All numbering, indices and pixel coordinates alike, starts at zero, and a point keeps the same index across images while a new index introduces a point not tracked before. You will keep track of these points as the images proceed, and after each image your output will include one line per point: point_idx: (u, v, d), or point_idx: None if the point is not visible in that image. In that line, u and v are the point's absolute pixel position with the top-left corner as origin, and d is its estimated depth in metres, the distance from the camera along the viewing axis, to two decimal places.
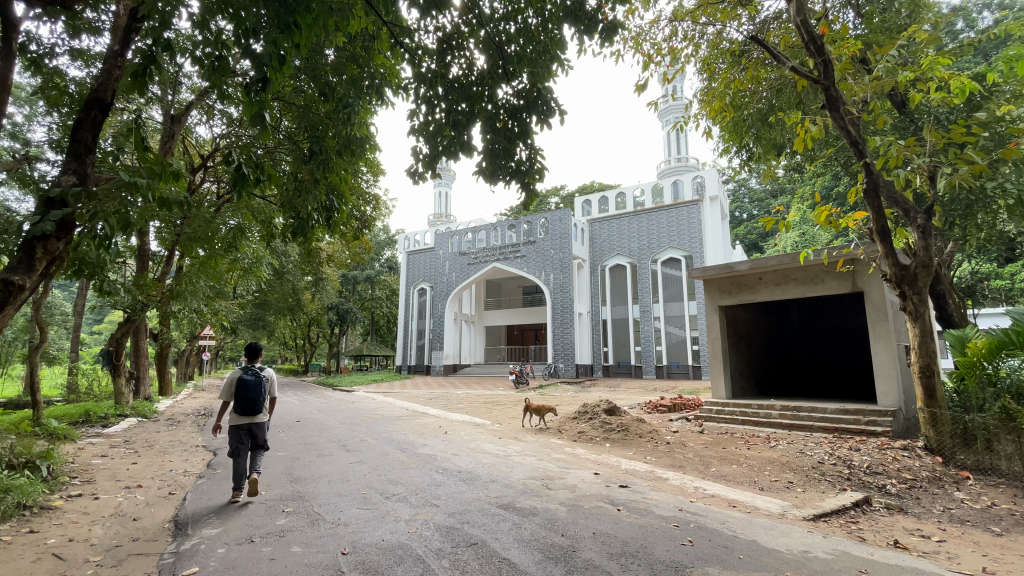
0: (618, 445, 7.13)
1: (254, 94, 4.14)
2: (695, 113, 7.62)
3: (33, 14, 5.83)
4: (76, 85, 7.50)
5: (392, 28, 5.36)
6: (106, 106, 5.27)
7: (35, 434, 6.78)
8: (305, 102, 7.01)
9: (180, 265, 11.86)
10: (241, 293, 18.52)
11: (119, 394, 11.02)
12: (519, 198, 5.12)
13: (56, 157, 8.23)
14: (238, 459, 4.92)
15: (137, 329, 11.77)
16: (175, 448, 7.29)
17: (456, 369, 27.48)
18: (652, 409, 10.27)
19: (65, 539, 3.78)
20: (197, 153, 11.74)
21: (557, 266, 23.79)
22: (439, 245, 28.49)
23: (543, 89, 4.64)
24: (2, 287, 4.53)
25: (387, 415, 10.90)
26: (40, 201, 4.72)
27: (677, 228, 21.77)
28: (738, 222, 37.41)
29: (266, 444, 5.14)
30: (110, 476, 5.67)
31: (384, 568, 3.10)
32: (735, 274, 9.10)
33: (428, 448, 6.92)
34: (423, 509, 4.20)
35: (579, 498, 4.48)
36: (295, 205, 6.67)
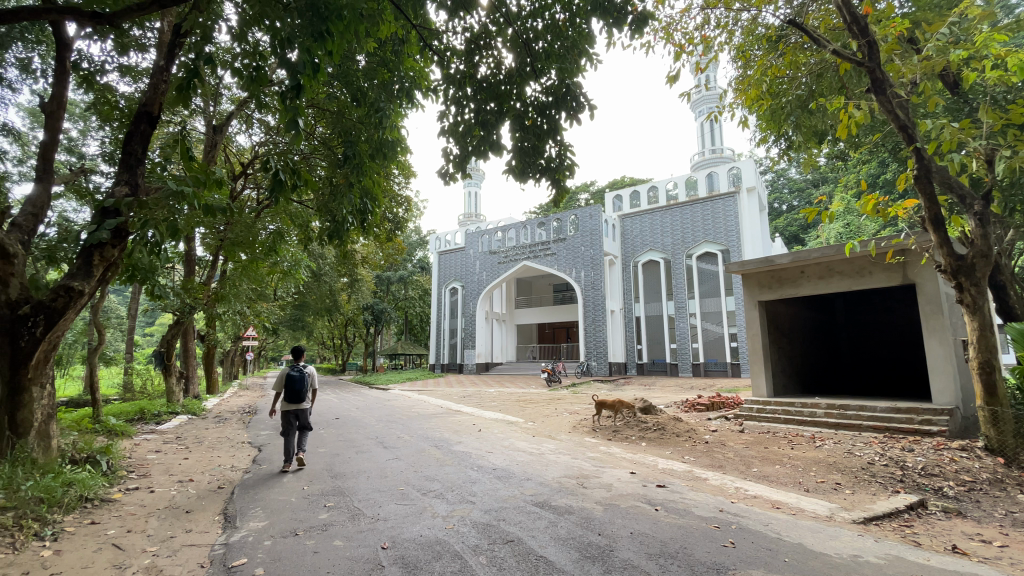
0: (654, 445, 7.00)
1: (289, 101, 4.29)
2: (730, 102, 7.39)
3: (85, 33, 6.19)
4: (125, 99, 7.90)
5: (422, 31, 5.41)
6: (155, 119, 5.59)
7: (96, 431, 7.22)
8: (337, 108, 7.18)
9: (223, 269, 12.36)
10: (281, 295, 19.18)
11: (171, 393, 11.59)
12: (549, 196, 5.09)
13: (109, 168, 8.70)
14: (286, 438, 5.67)
15: (186, 331, 12.34)
16: (223, 444, 7.62)
17: (488, 368, 27.61)
18: (690, 407, 10.04)
19: (124, 530, 4.00)
20: (238, 161, 12.18)
21: (588, 263, 23.58)
22: (470, 245, 28.70)
23: (572, 85, 4.62)
24: (64, 292, 4.87)
25: (421, 413, 11.02)
26: (97, 211, 5.09)
27: (712, 221, 21.23)
28: (777, 214, 36.22)
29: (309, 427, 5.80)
30: (162, 471, 5.97)
31: (422, 564, 3.14)
32: (775, 268, 8.80)
33: (463, 445, 6.99)
34: (459, 506, 4.24)
35: (616, 497, 4.43)
36: (331, 208, 6.80)
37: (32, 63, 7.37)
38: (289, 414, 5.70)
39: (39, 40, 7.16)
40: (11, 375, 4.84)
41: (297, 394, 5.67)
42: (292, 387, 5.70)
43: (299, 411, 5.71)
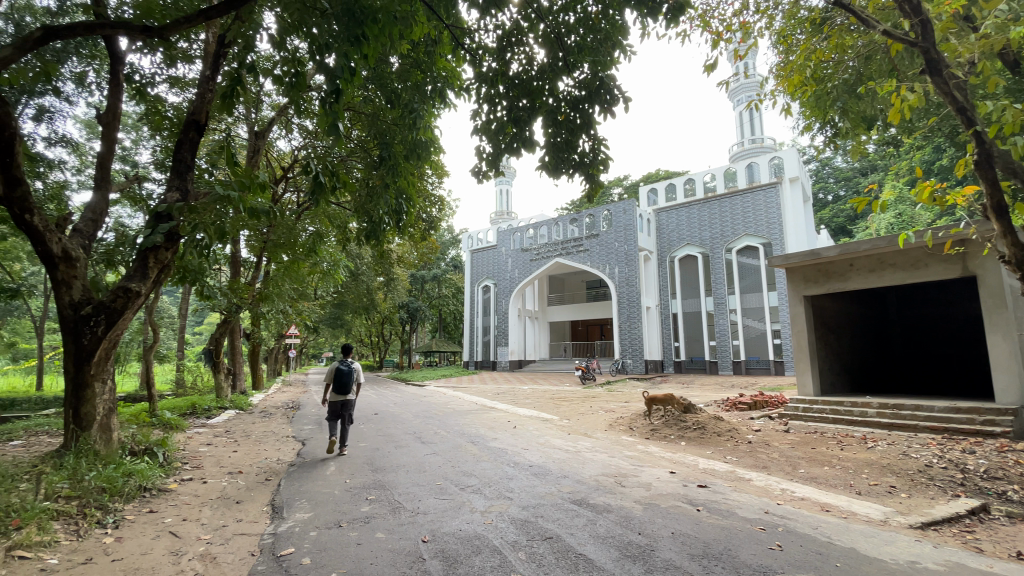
0: (694, 444, 6.85)
1: (328, 106, 4.45)
2: (772, 89, 7.10)
3: (136, 47, 6.52)
4: (173, 109, 8.29)
5: (453, 30, 5.44)
6: (202, 127, 5.86)
7: (153, 424, 7.63)
8: (372, 110, 7.34)
9: (267, 269, 12.84)
10: (321, 294, 19.81)
11: (221, 388, 12.16)
12: (583, 191, 5.03)
13: (160, 175, 9.16)
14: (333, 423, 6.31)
15: (233, 329, 12.90)
16: (269, 438, 7.93)
17: (521, 365, 27.70)
18: (730, 406, 9.76)
19: (180, 518, 4.22)
20: (279, 165, 12.61)
21: (622, 259, 23.23)
22: (502, 242, 28.77)
23: (605, 78, 4.53)
24: (123, 293, 5.21)
25: (456, 410, 11.14)
26: (151, 217, 5.43)
27: (752, 214, 20.56)
28: (822, 205, 34.73)
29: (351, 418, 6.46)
30: (214, 463, 6.26)
31: (462, 558, 3.18)
32: (821, 261, 8.43)
33: (499, 441, 7.03)
34: (497, 502, 4.26)
35: (655, 497, 4.35)
36: (368, 209, 6.92)
37: (87, 77, 7.85)
38: (336, 404, 6.58)
39: (92, 55, 7.62)
40: (76, 371, 5.15)
41: (343, 386, 6.48)
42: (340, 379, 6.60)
43: (347, 400, 6.44)
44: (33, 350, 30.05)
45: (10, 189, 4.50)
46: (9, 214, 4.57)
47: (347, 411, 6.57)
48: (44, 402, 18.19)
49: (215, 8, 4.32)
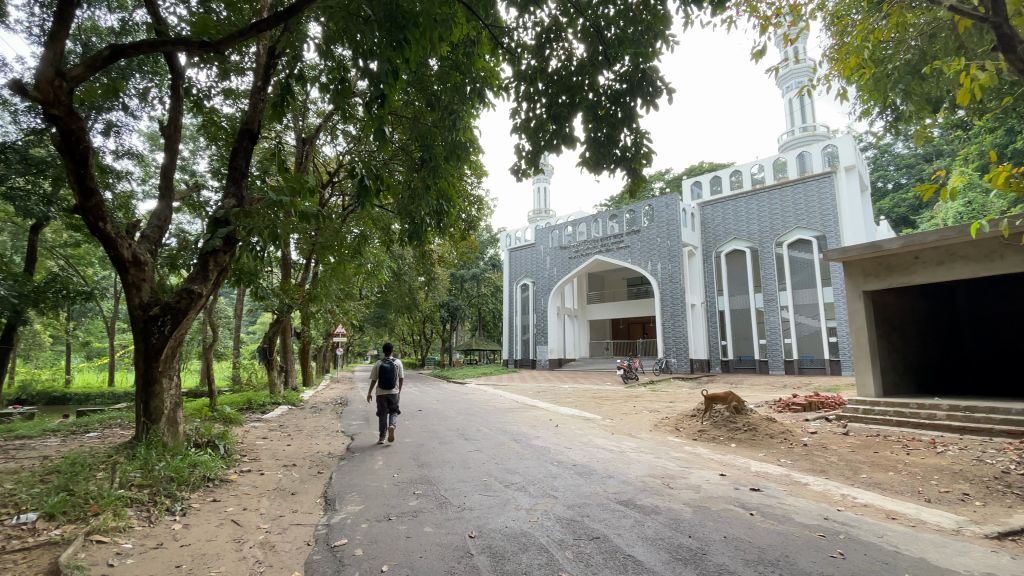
0: (745, 446, 6.62)
1: (374, 111, 4.57)
2: (825, 74, 6.75)
3: (195, 62, 6.90)
4: (227, 119, 8.72)
5: (492, 31, 5.45)
6: (255, 135, 6.14)
7: (214, 417, 8.09)
8: (414, 114, 7.51)
9: (315, 270, 13.33)
10: (366, 294, 20.42)
11: (274, 385, 12.72)
12: (625, 186, 4.95)
13: (216, 181, 9.67)
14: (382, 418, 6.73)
15: (285, 329, 13.48)
16: (319, 433, 8.22)
17: (561, 364, 27.58)
18: (783, 408, 9.38)
19: (240, 508, 4.45)
20: (325, 170, 13.06)
21: (665, 255, 22.62)
22: (540, 240, 28.72)
23: (648, 69, 4.40)
24: (187, 294, 5.56)
25: (498, 408, 11.22)
26: (211, 223, 5.76)
27: (805, 206, 19.62)
28: (881, 194, 32.73)
29: (397, 412, 6.84)
30: (270, 456, 6.56)
31: (510, 555, 3.19)
32: (882, 254, 7.94)
33: (542, 440, 7.02)
34: (542, 500, 4.26)
35: (705, 499, 4.23)
36: (410, 210, 7.05)
37: (149, 92, 8.38)
38: (382, 399, 6.96)
39: (154, 71, 8.15)
40: (146, 368, 5.50)
41: (387, 383, 6.85)
42: (384, 375, 6.95)
43: (392, 397, 6.82)
44: (106, 348, 32.57)
45: (84, 200, 4.86)
46: (84, 222, 4.96)
47: (393, 406, 6.94)
48: (116, 396, 19.67)
49: (267, 21, 4.52)
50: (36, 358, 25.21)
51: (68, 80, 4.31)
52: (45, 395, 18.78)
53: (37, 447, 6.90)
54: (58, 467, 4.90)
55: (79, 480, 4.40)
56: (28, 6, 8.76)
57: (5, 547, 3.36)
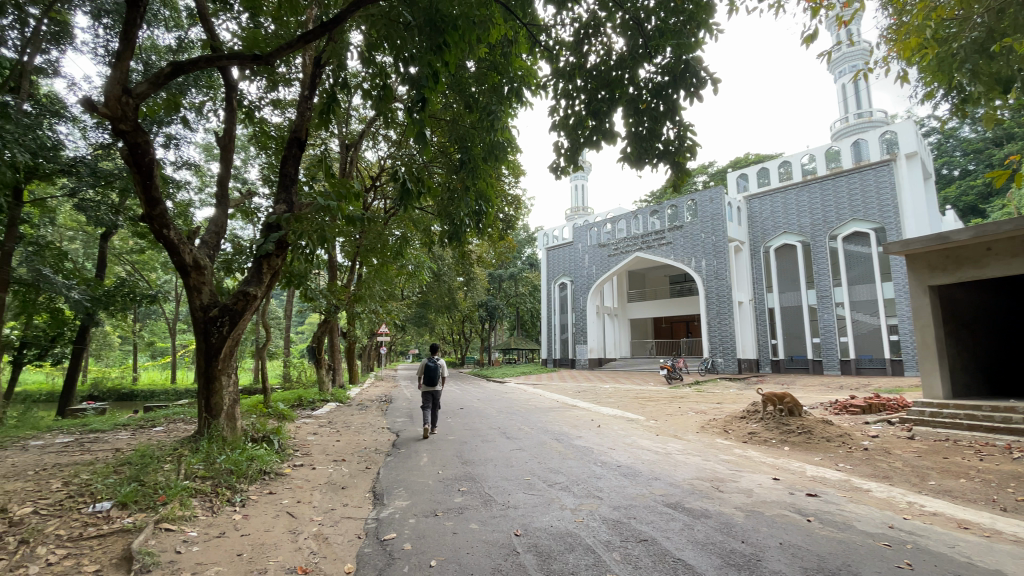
0: (799, 450, 6.34)
1: (415, 115, 4.68)
2: (883, 56, 6.36)
3: (247, 75, 7.24)
4: (276, 129, 9.10)
5: (530, 28, 5.43)
6: (303, 142, 6.38)
7: (268, 413, 8.48)
8: (454, 117, 7.59)
9: (359, 272, 13.73)
10: (408, 295, 20.87)
11: (323, 383, 13.20)
12: (669, 181, 4.84)
13: (267, 188, 10.11)
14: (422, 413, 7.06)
15: (332, 329, 13.95)
16: (366, 429, 8.47)
17: (601, 363, 27.29)
18: (841, 410, 8.92)
19: (294, 501, 4.64)
20: (369, 174, 13.43)
21: (710, 251, 21.72)
22: (578, 238, 28.46)
23: (691, 61, 4.27)
24: (243, 296, 5.86)
25: (540, 407, 11.22)
26: (264, 228, 6.03)
27: (860, 196, 18.59)
28: (947, 181, 30.53)
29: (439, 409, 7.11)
30: (321, 451, 6.81)
31: (556, 554, 3.18)
32: (948, 246, 7.42)
33: (584, 439, 6.97)
34: (587, 501, 4.22)
35: (757, 504, 4.08)
36: (450, 212, 7.13)
37: (204, 106, 8.87)
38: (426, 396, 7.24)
39: (209, 86, 8.64)
40: (207, 366, 5.82)
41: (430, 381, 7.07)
42: (427, 373, 7.21)
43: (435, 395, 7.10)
44: (169, 348, 34.76)
45: (150, 209, 5.18)
46: (151, 229, 5.29)
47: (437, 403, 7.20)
48: (178, 393, 20.95)
49: (313, 32, 4.68)
50: (107, 357, 27.15)
51: (134, 97, 4.61)
52: (114, 391, 20.20)
53: (111, 440, 7.43)
54: (130, 459, 5.25)
55: (149, 471, 4.72)
56: (93, 28, 9.47)
57: (85, 533, 3.63)
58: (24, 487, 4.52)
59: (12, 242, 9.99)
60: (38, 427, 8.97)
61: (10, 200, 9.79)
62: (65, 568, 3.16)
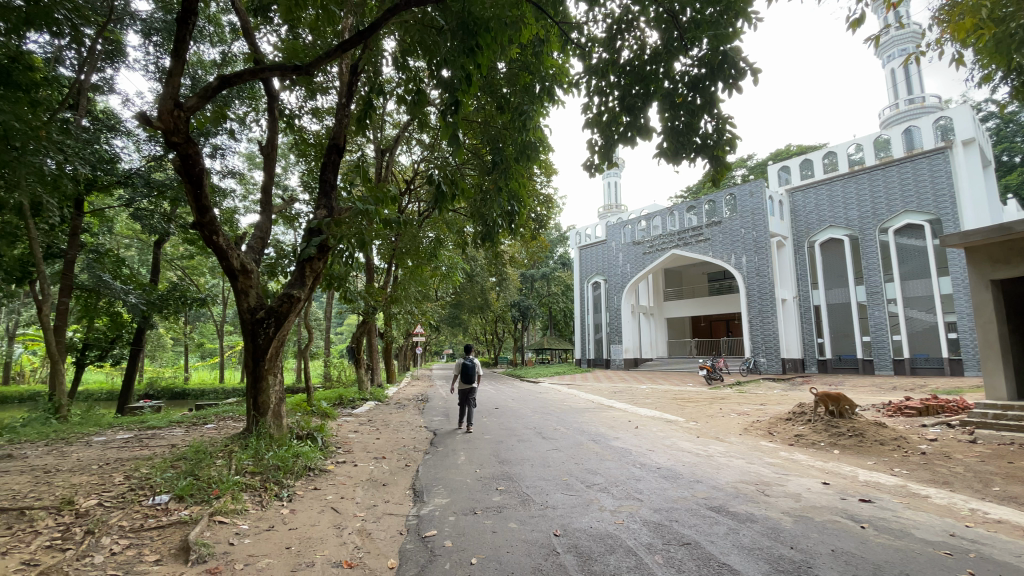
0: (850, 453, 6.06)
1: (448, 118, 4.74)
2: (936, 38, 5.99)
3: (286, 85, 7.49)
4: (314, 136, 9.40)
5: (562, 27, 5.39)
6: (341, 149, 6.56)
7: (311, 412, 8.77)
8: (485, 118, 7.65)
9: (395, 274, 14.00)
10: (441, 295, 21.16)
11: (362, 382, 13.55)
12: (707, 176, 4.73)
13: (306, 194, 10.46)
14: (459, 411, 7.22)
15: (370, 330, 14.28)
16: (404, 428, 8.63)
17: (637, 363, 26.87)
18: (894, 412, 8.46)
19: (338, 496, 4.78)
20: (403, 178, 13.69)
21: (750, 247, 21.07)
22: (612, 237, 28.12)
23: (729, 51, 4.14)
24: (288, 299, 6.09)
25: (575, 407, 11.14)
26: (306, 233, 6.24)
27: (912, 186, 17.62)
28: (1009, 167, 28.53)
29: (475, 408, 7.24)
30: (361, 449, 6.99)
31: (597, 555, 3.16)
32: (1013, 237, 6.92)
33: (622, 441, 6.88)
34: (627, 502, 4.17)
35: (806, 509, 3.93)
36: (482, 213, 7.18)
37: (247, 116, 9.24)
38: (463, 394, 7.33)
39: (251, 97, 9.01)
40: (255, 366, 6.07)
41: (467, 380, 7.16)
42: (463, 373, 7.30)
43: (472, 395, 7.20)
44: (217, 348, 36.51)
45: (200, 216, 5.45)
46: (201, 236, 5.57)
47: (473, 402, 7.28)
48: (226, 392, 21.88)
49: (349, 42, 4.78)
50: (161, 358, 28.64)
51: (185, 111, 4.85)
52: (168, 390, 21.31)
53: (166, 437, 7.84)
54: (185, 454, 5.53)
55: (203, 466, 4.96)
56: (144, 46, 10.04)
57: (145, 524, 3.85)
58: (90, 480, 4.83)
59: (75, 251, 10.70)
60: (100, 424, 9.55)
61: (73, 211, 10.47)
62: (128, 557, 3.36)
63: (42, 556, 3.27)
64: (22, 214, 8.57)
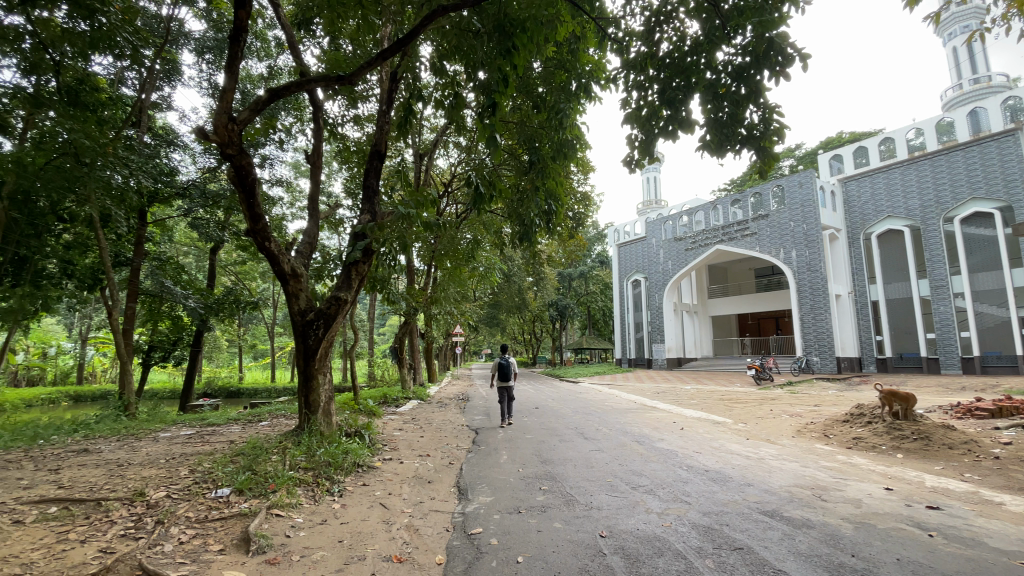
0: (914, 458, 5.71)
1: (486, 120, 4.78)
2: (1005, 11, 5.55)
3: (329, 94, 7.75)
4: (356, 143, 9.70)
5: (599, 22, 5.32)
6: (382, 154, 6.73)
7: (359, 410, 9.08)
8: (521, 119, 7.66)
9: (434, 275, 14.23)
10: (480, 296, 21.36)
11: (405, 381, 13.85)
12: (754, 168, 4.56)
13: (349, 199, 10.81)
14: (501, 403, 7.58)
15: (411, 331, 14.60)
16: (447, 426, 8.75)
17: (680, 362, 26.23)
18: (964, 414, 7.89)
19: (386, 493, 4.91)
20: (441, 181, 13.93)
21: (800, 241, 20.17)
22: (652, 233, 27.56)
23: (774, 38, 3.99)
24: (336, 301, 6.29)
25: (617, 408, 11.00)
26: (352, 237, 6.44)
27: (980, 171, 16.39)
28: None
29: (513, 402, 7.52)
30: (407, 446, 7.16)
31: (645, 558, 3.11)
32: None
33: (667, 442, 6.74)
34: (674, 505, 4.08)
35: (868, 516, 3.73)
36: (519, 213, 7.19)
37: (293, 127, 9.64)
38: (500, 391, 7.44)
39: (296, 109, 9.40)
40: (306, 366, 6.32)
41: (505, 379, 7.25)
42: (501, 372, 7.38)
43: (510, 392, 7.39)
44: (269, 350, 38.28)
45: (253, 223, 5.71)
46: (254, 242, 5.84)
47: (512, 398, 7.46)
48: (277, 390, 22.91)
49: (388, 50, 4.87)
50: (218, 358, 30.25)
51: (238, 124, 5.09)
52: (224, 390, 22.51)
53: (225, 433, 8.29)
54: (243, 449, 5.83)
55: (261, 461, 5.22)
56: (197, 64, 10.64)
57: (209, 516, 4.08)
58: (159, 474, 5.17)
59: (140, 259, 11.47)
60: (165, 421, 10.20)
61: (138, 222, 11.22)
62: (195, 546, 3.57)
63: (118, 544, 3.52)
64: (93, 225, 9.28)
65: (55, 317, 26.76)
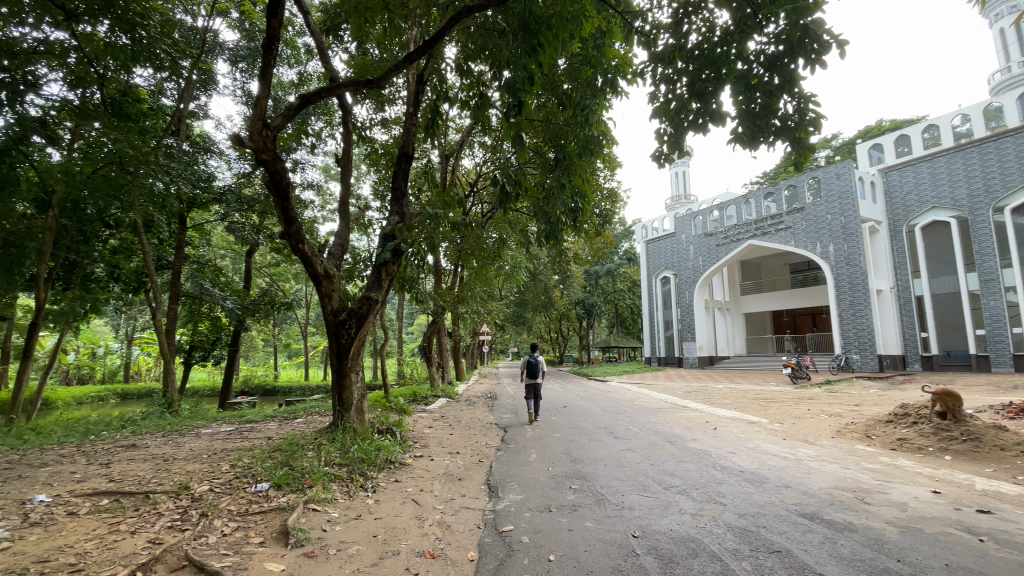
0: (963, 460, 5.44)
1: (512, 119, 4.80)
2: None
3: (357, 98, 7.89)
4: (383, 145, 9.86)
5: (625, 16, 5.24)
6: (410, 155, 6.82)
7: (390, 408, 9.23)
8: (546, 116, 7.61)
9: (462, 274, 14.34)
10: (506, 294, 21.41)
11: (434, 379, 14.01)
12: (788, 161, 4.43)
13: (377, 200, 10.99)
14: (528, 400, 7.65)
15: (439, 330, 14.76)
16: (476, 424, 8.82)
17: (711, 361, 25.67)
18: (1018, 414, 7.47)
19: (418, 489, 4.99)
20: (466, 181, 14.02)
21: (837, 234, 19.44)
22: (681, 229, 27.04)
23: (809, 24, 3.85)
24: (367, 301, 6.39)
25: (647, 406, 10.86)
26: (381, 238, 6.55)
27: None
28: None
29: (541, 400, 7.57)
30: (437, 443, 7.24)
31: (679, 559, 3.07)
32: None
33: (699, 442, 6.61)
34: (708, 506, 4.01)
35: (914, 520, 3.57)
36: (546, 211, 7.17)
37: (322, 130, 9.87)
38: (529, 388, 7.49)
39: (326, 113, 9.62)
40: (339, 364, 6.47)
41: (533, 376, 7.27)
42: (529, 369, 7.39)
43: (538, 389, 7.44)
44: (302, 349, 39.33)
45: (288, 226, 5.87)
46: (289, 244, 6.01)
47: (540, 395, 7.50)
48: (311, 388, 23.53)
49: (415, 53, 4.91)
50: (254, 358, 31.25)
51: (272, 129, 5.25)
52: (261, 387, 23.26)
53: (263, 430, 8.55)
54: (280, 445, 6.01)
55: (297, 457, 5.37)
56: (232, 73, 11.01)
57: (250, 509, 4.24)
58: (202, 468, 5.38)
59: (181, 262, 11.95)
60: (206, 418, 10.61)
61: (178, 226, 11.71)
62: (237, 538, 3.71)
63: (166, 535, 3.69)
64: (136, 230, 9.73)
65: (104, 319, 28.11)
